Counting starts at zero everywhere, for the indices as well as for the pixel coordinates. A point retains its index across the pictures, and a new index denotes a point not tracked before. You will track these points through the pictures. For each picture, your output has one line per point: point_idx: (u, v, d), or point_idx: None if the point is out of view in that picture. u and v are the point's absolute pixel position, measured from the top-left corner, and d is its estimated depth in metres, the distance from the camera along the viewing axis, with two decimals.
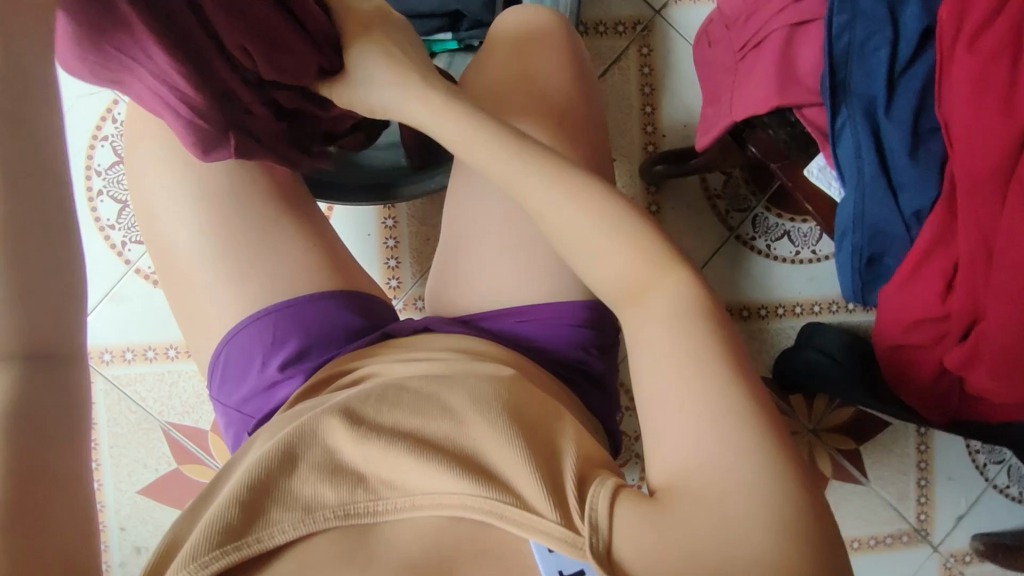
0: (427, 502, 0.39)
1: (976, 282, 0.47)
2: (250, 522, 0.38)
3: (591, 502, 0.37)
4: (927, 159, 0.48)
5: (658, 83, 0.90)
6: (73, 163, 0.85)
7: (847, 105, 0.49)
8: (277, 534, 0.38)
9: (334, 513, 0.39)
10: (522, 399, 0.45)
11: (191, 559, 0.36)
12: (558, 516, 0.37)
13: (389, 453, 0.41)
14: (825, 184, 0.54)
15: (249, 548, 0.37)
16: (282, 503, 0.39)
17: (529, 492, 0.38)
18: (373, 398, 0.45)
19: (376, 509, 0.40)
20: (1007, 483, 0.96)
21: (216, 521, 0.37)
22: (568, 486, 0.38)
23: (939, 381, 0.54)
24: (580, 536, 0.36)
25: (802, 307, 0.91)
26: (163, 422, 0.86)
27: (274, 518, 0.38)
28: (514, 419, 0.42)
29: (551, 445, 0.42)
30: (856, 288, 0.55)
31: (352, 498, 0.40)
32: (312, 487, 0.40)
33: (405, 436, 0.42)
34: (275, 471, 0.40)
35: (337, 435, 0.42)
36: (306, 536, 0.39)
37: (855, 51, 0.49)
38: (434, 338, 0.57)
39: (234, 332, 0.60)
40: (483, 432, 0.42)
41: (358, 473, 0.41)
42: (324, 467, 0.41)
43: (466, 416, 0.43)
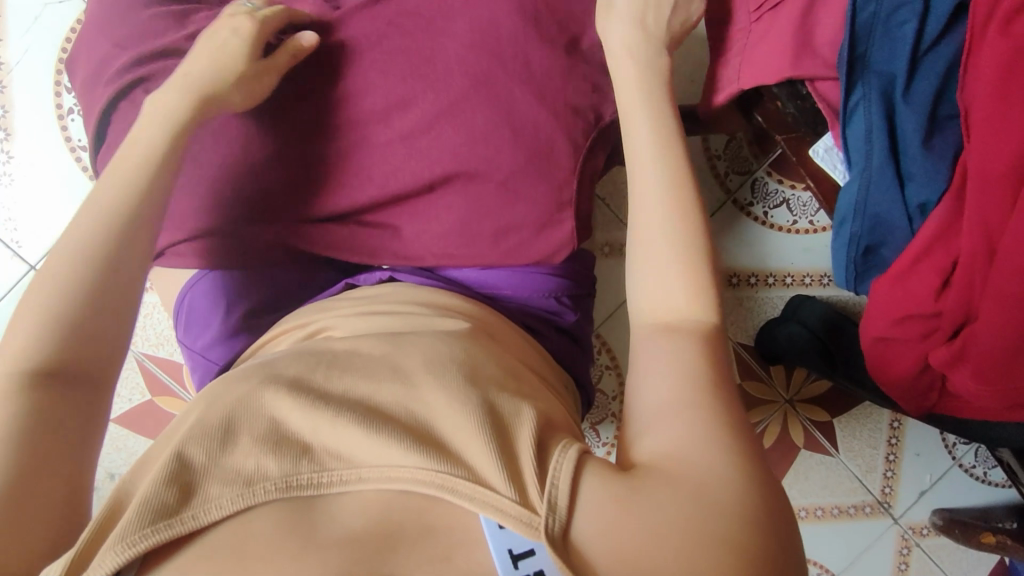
0: (375, 475, 0.38)
1: (974, 281, 0.45)
2: (183, 501, 0.37)
3: (552, 474, 0.37)
4: (941, 148, 0.45)
5: None
6: (42, 77, 0.80)
7: (863, 83, 0.46)
8: (214, 510, 0.37)
9: (276, 485, 0.38)
10: (478, 363, 0.46)
11: (118, 538, 0.35)
12: (513, 492, 0.36)
13: (337, 425, 0.41)
14: (830, 166, 0.52)
15: (186, 525, 0.36)
16: (221, 477, 0.38)
17: (484, 467, 0.38)
18: (320, 366, 0.46)
19: (322, 481, 0.39)
20: (973, 463, 0.97)
21: (149, 499, 0.36)
22: (521, 453, 0.38)
23: (921, 378, 0.53)
24: (537, 516, 0.36)
25: (792, 278, 0.90)
26: (137, 353, 0.85)
27: (210, 495, 0.37)
28: (471, 385, 0.43)
29: (507, 414, 0.41)
30: (850, 278, 0.53)
31: (296, 469, 0.39)
32: (254, 460, 0.39)
33: (356, 403, 0.42)
34: (211, 446, 0.39)
35: (282, 406, 0.42)
36: (245, 510, 0.37)
37: (881, 21, 0.45)
38: (395, 291, 0.56)
39: (204, 276, 0.59)
40: (435, 396, 0.42)
41: (303, 444, 0.40)
42: (267, 438, 0.40)
43: (419, 380, 0.44)
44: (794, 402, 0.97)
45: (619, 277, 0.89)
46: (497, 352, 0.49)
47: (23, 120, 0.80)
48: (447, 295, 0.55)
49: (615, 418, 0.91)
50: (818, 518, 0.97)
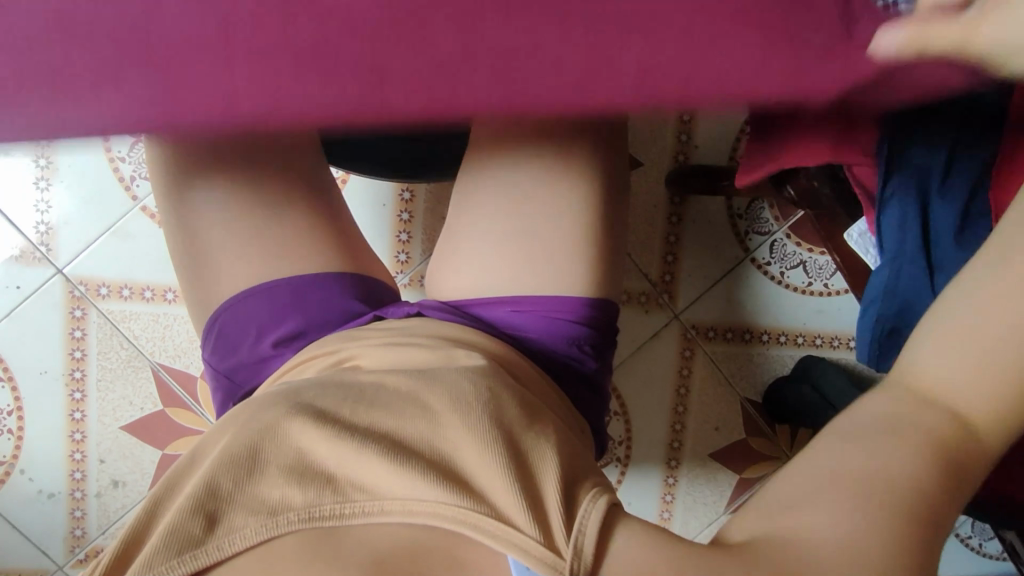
0: (398, 508, 0.40)
1: None
2: (209, 530, 0.39)
3: (580, 522, 0.37)
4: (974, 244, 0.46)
5: None
6: None
7: (901, 175, 0.47)
8: (238, 541, 0.39)
9: (298, 516, 0.39)
10: (501, 399, 0.46)
11: (147, 567, 0.37)
12: (539, 534, 0.36)
13: (362, 456, 0.42)
14: (862, 249, 0.53)
15: (211, 555, 0.38)
16: (246, 507, 0.40)
17: (506, 505, 0.38)
18: (347, 399, 0.47)
19: (343, 512, 0.40)
20: (969, 534, 0.98)
21: (174, 530, 0.38)
22: (546, 492, 0.39)
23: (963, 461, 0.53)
24: (561, 560, 0.36)
25: (803, 338, 0.91)
26: (153, 363, 0.85)
27: (234, 524, 0.39)
28: (494, 424, 0.43)
29: (529, 449, 0.42)
30: (872, 356, 0.53)
31: (319, 499, 0.40)
32: (280, 489, 0.41)
33: (380, 436, 0.43)
34: (237, 475, 0.41)
35: (308, 436, 0.43)
36: (269, 539, 0.39)
37: (921, 121, 0.47)
38: (424, 325, 0.57)
39: (233, 301, 0.59)
40: (461, 436, 0.43)
41: (326, 474, 0.42)
42: (292, 469, 0.42)
43: (442, 416, 0.44)
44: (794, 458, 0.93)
45: (635, 325, 0.91)
46: (523, 391, 0.50)
47: None
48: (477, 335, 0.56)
49: (621, 462, 0.92)
50: None
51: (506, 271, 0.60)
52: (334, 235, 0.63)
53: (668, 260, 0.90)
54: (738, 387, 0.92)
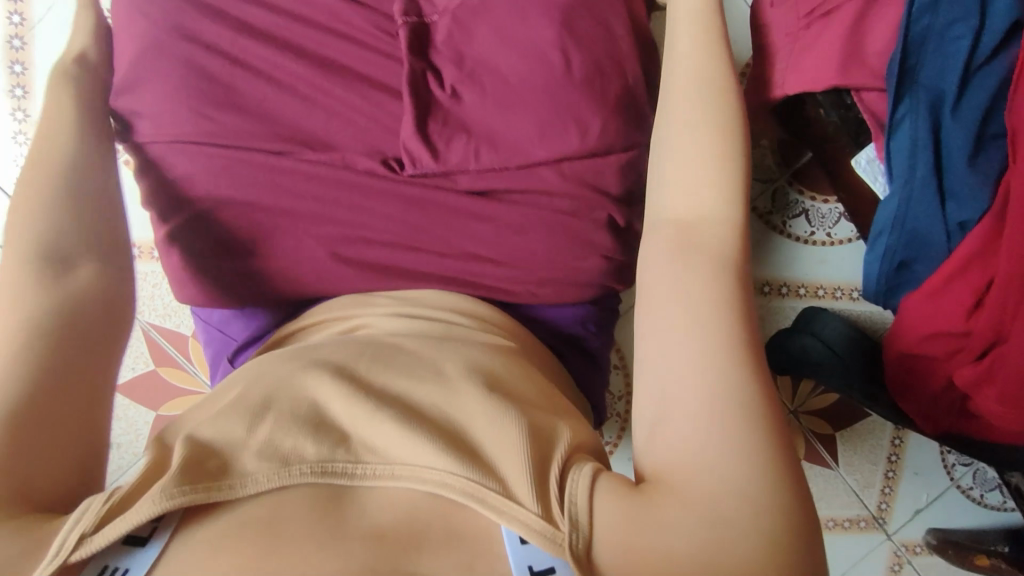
0: (407, 473, 0.37)
1: (1005, 306, 0.45)
2: (222, 470, 0.36)
3: (569, 492, 0.36)
4: (986, 168, 0.45)
5: None
6: (61, 36, 0.78)
7: (911, 95, 0.45)
8: (250, 485, 0.36)
9: (311, 469, 0.37)
10: (512, 381, 0.45)
11: (159, 490, 0.35)
12: (539, 507, 0.35)
13: (377, 417, 0.39)
14: (869, 178, 0.50)
15: (221, 493, 0.36)
16: (259, 450, 0.37)
17: (515, 481, 0.36)
18: (366, 358, 0.45)
19: (356, 472, 0.38)
20: (971, 485, 0.98)
21: (189, 462, 0.36)
22: (551, 465, 0.37)
23: (947, 393, 0.53)
24: (559, 532, 0.35)
25: (806, 290, 0.90)
26: (143, 322, 0.84)
27: (247, 469, 0.37)
28: (505, 398, 0.42)
29: (543, 428, 0.40)
30: (879, 289, 0.51)
31: (332, 455, 0.38)
32: (293, 439, 0.38)
33: (394, 400, 0.41)
34: (251, 418, 0.39)
35: (325, 392, 0.41)
36: (280, 489, 0.37)
37: (933, 36, 0.44)
38: (426, 290, 0.56)
39: None
40: (476, 402, 0.41)
41: (341, 432, 0.40)
42: (308, 421, 0.39)
43: (458, 384, 0.42)
44: (799, 413, 0.97)
45: None
46: (529, 372, 0.48)
47: (38, 78, 0.79)
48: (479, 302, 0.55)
49: (621, 418, 0.91)
50: (828, 529, 0.98)
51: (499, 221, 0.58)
52: None
53: None
54: None
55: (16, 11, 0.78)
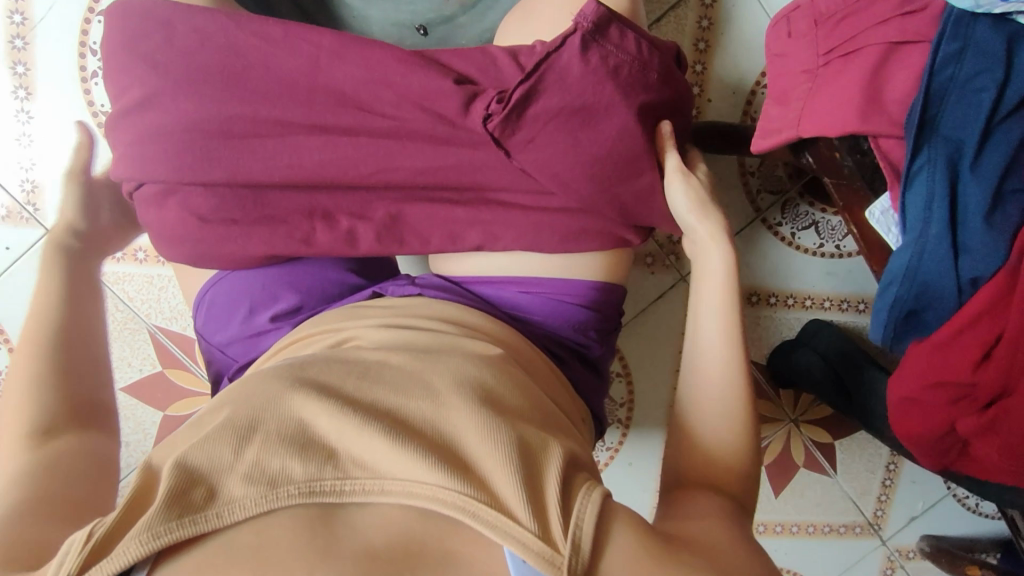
0: (398, 489, 0.37)
1: (1015, 360, 0.45)
2: (208, 497, 0.35)
3: (576, 517, 0.35)
4: (1003, 224, 0.44)
5: (715, 41, 0.82)
6: (65, 37, 0.77)
7: (929, 147, 0.44)
8: (237, 511, 0.35)
9: (299, 490, 0.36)
10: (501, 391, 0.43)
11: (145, 527, 0.33)
12: (536, 526, 0.35)
13: (364, 433, 0.39)
14: (883, 229, 0.49)
15: (210, 523, 0.34)
16: (244, 473, 0.36)
17: (507, 496, 0.36)
18: (351, 376, 0.43)
19: (343, 489, 0.37)
20: (966, 494, 0.99)
21: (171, 490, 0.34)
22: (547, 487, 0.37)
23: (944, 437, 0.53)
24: (559, 555, 0.34)
25: (812, 301, 0.90)
26: (150, 325, 0.84)
27: (234, 494, 0.35)
28: (495, 411, 0.41)
29: (534, 444, 0.40)
30: (887, 335, 0.51)
31: (319, 475, 0.37)
32: (280, 459, 0.37)
33: (382, 415, 0.40)
34: (236, 442, 0.37)
35: (311, 410, 0.40)
36: (266, 513, 0.35)
37: (956, 87, 0.43)
38: (428, 304, 0.56)
39: (224, 275, 0.58)
40: (462, 417, 0.40)
41: (329, 448, 0.38)
42: (293, 439, 0.38)
43: (445, 398, 0.42)
44: (799, 421, 0.97)
45: (639, 285, 0.89)
46: (528, 383, 0.47)
47: (43, 80, 0.78)
48: (473, 312, 0.56)
49: (623, 423, 0.92)
50: (811, 533, 0.99)
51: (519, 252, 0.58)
52: None
53: None
54: (744, 350, 0.91)
55: (17, 11, 0.76)
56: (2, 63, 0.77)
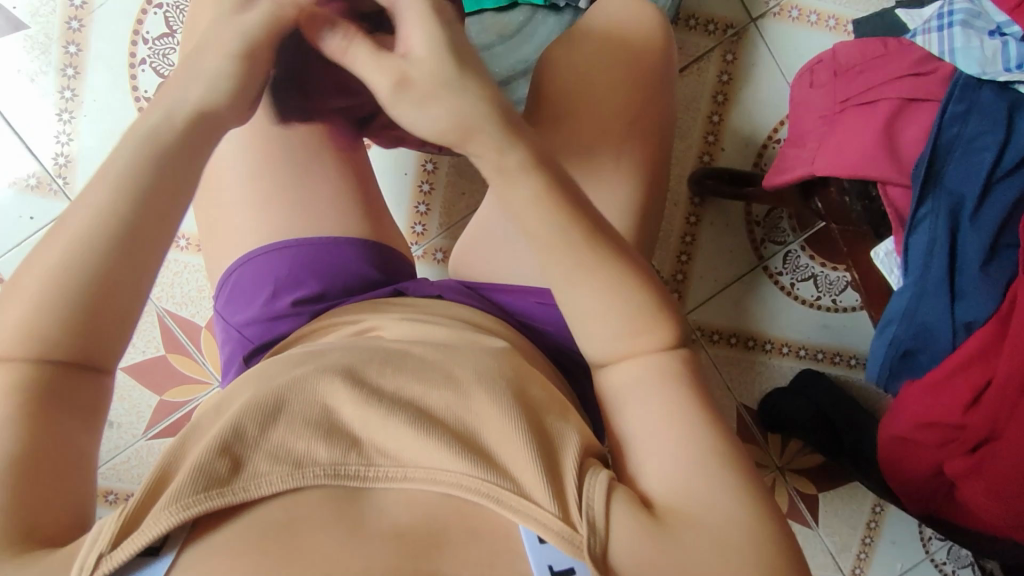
0: (420, 476, 0.38)
1: (1002, 410, 0.47)
2: (235, 471, 0.36)
3: (586, 497, 0.38)
4: (998, 273, 0.47)
5: (733, 93, 0.87)
6: (120, 26, 0.83)
7: (933, 197, 0.47)
8: (263, 486, 0.36)
9: (323, 472, 0.37)
10: (525, 384, 0.46)
11: (173, 499, 0.35)
12: (558, 510, 0.37)
13: (389, 422, 0.40)
14: (886, 270, 0.52)
15: (236, 496, 0.36)
16: (271, 454, 0.38)
17: (528, 482, 0.38)
18: (377, 361, 0.45)
19: (367, 476, 0.38)
20: (945, 560, 1.00)
21: (202, 466, 0.36)
22: (566, 471, 0.39)
23: (933, 480, 0.55)
24: (577, 534, 0.37)
25: (805, 351, 0.92)
26: (160, 308, 0.86)
27: (260, 470, 0.37)
28: (518, 403, 0.42)
29: (552, 437, 0.41)
30: (882, 374, 0.54)
31: (344, 460, 0.38)
32: (305, 442, 0.38)
33: (406, 404, 0.41)
34: (263, 420, 0.39)
35: (336, 395, 0.41)
36: (294, 490, 0.37)
37: (960, 145, 0.47)
38: (448, 305, 0.58)
39: (252, 254, 0.59)
40: (488, 410, 0.41)
41: (352, 436, 0.40)
42: (318, 424, 0.39)
43: (471, 390, 0.43)
44: (784, 470, 0.99)
45: None
46: (540, 380, 0.49)
47: (93, 61, 0.83)
48: (485, 315, 0.58)
49: None
50: None
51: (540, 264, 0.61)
52: (362, 198, 0.63)
53: (681, 259, 0.91)
54: (736, 393, 0.92)
55: None
56: (56, 41, 0.82)
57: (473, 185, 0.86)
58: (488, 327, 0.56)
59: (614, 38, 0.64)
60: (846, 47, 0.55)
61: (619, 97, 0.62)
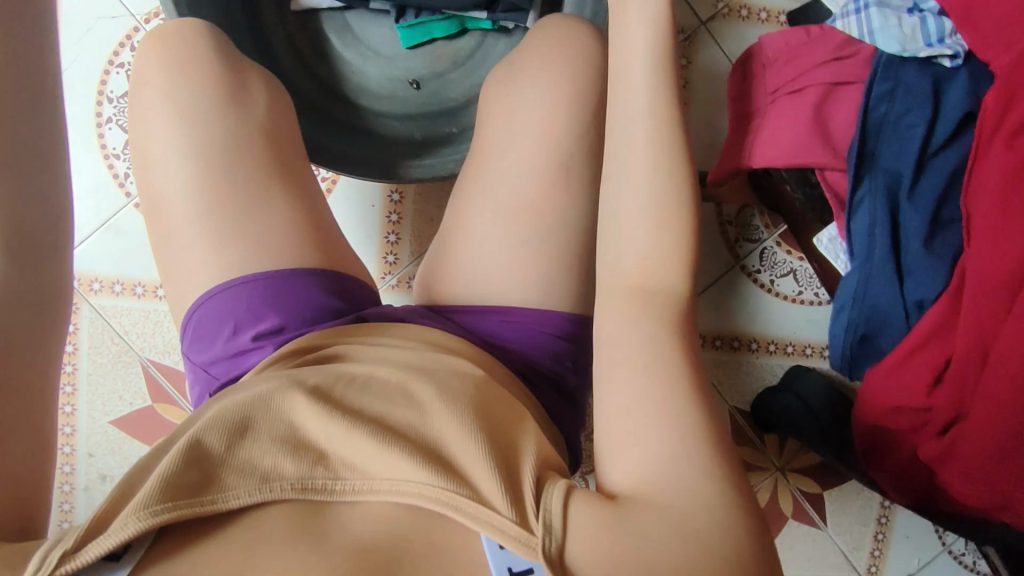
0: (386, 487, 0.37)
1: (967, 384, 0.46)
2: (204, 485, 0.36)
3: (546, 500, 0.36)
4: (943, 248, 0.47)
5: (691, 97, 0.87)
6: (84, 88, 0.86)
7: (869, 177, 0.47)
8: (233, 499, 0.36)
9: (291, 486, 0.37)
10: (486, 398, 0.44)
11: (140, 506, 0.34)
12: (514, 514, 0.35)
13: (352, 435, 0.39)
14: (832, 255, 0.53)
15: (204, 509, 0.35)
16: (242, 470, 0.37)
17: (486, 488, 0.37)
18: (340, 380, 0.44)
19: (334, 488, 0.38)
20: (963, 551, 0.96)
21: (168, 473, 0.35)
22: (524, 481, 0.37)
23: (914, 466, 0.53)
24: (534, 537, 0.35)
25: (793, 347, 0.91)
26: (143, 359, 0.87)
27: (230, 484, 0.36)
28: (479, 417, 0.41)
29: (509, 445, 0.40)
30: (844, 361, 0.53)
31: (312, 473, 0.38)
32: (273, 458, 0.38)
33: (368, 420, 0.41)
34: (229, 435, 0.38)
35: (299, 411, 0.40)
36: (260, 505, 0.37)
37: (890, 123, 0.47)
38: (405, 328, 0.57)
39: (209, 294, 0.59)
40: (449, 422, 0.40)
41: (319, 450, 0.39)
42: (286, 440, 0.39)
43: (432, 407, 0.42)
44: (785, 470, 0.96)
45: None
46: (504, 396, 0.47)
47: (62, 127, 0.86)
48: (451, 336, 0.58)
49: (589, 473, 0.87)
50: None
51: (497, 280, 0.61)
52: (318, 230, 0.63)
53: None
54: (725, 395, 0.91)
55: None
56: None
57: (441, 210, 0.86)
58: (454, 349, 0.55)
59: (554, 52, 0.65)
60: (771, 37, 0.54)
61: (564, 108, 0.63)
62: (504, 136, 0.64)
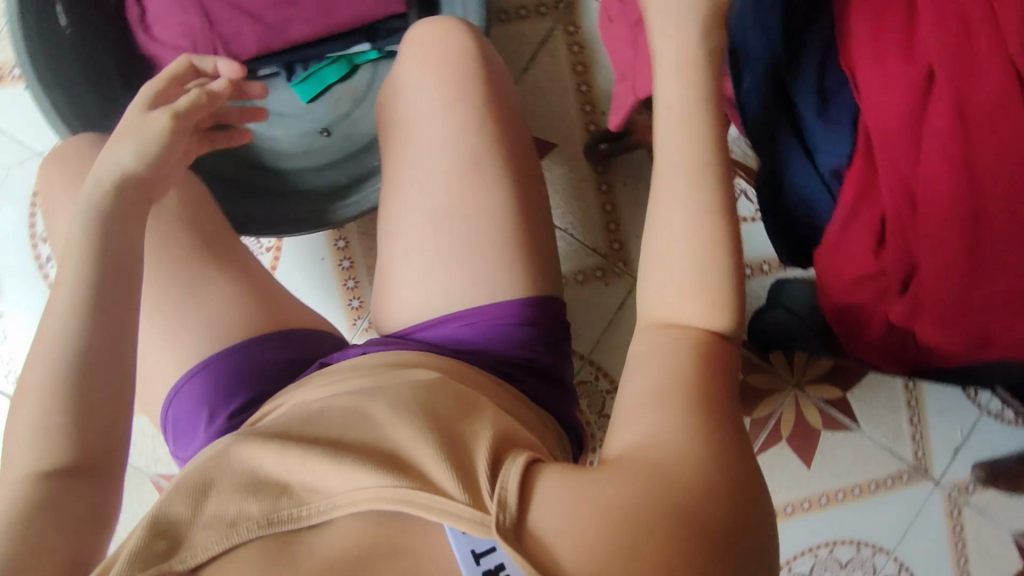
0: (347, 501, 0.37)
1: (905, 235, 0.46)
2: (172, 548, 0.37)
3: (501, 478, 0.36)
4: (842, 110, 0.47)
5: (589, 60, 0.89)
6: (18, 238, 0.89)
7: (747, 68, 0.48)
8: (201, 553, 0.37)
9: (258, 524, 0.38)
10: (439, 398, 0.44)
11: None
12: (466, 497, 0.35)
13: (307, 460, 0.40)
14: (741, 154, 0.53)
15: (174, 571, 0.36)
16: (207, 523, 0.38)
17: (439, 478, 0.37)
18: (292, 424, 0.44)
19: (301, 515, 0.38)
20: (1001, 408, 0.94)
21: (135, 548, 0.36)
22: (477, 463, 0.37)
23: (893, 333, 0.53)
24: (488, 515, 0.35)
25: (768, 265, 0.91)
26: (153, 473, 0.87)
27: (197, 540, 0.37)
28: (429, 418, 0.41)
29: (464, 434, 0.40)
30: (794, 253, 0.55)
31: (275, 506, 0.38)
32: (236, 504, 0.38)
33: (324, 443, 0.41)
34: (192, 498, 0.39)
35: (258, 455, 0.41)
36: (228, 552, 0.37)
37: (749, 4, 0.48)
38: (369, 355, 0.57)
39: (179, 390, 0.59)
40: (401, 427, 0.41)
41: (282, 484, 0.40)
42: (247, 485, 0.40)
43: (383, 422, 0.42)
44: (802, 385, 0.96)
45: (596, 300, 0.89)
46: (469, 392, 0.47)
47: (7, 275, 0.88)
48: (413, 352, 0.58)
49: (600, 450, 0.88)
50: (856, 497, 0.94)
51: (444, 285, 0.61)
52: (263, 295, 0.64)
53: (612, 228, 0.89)
54: None
55: None
56: None
57: None
58: (414, 361, 0.56)
59: (433, 55, 0.66)
60: None
61: (458, 104, 0.64)
62: (412, 148, 0.65)
